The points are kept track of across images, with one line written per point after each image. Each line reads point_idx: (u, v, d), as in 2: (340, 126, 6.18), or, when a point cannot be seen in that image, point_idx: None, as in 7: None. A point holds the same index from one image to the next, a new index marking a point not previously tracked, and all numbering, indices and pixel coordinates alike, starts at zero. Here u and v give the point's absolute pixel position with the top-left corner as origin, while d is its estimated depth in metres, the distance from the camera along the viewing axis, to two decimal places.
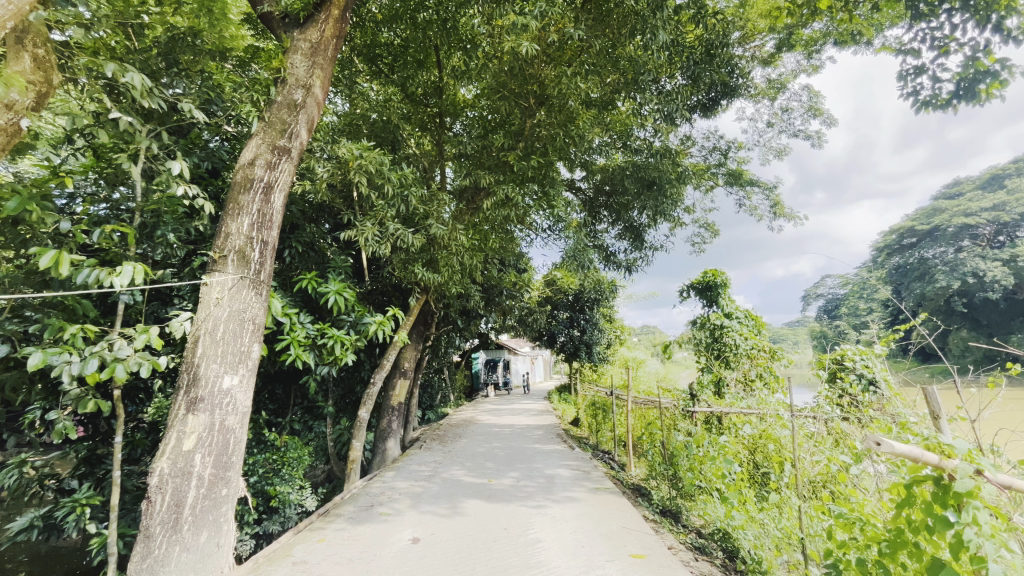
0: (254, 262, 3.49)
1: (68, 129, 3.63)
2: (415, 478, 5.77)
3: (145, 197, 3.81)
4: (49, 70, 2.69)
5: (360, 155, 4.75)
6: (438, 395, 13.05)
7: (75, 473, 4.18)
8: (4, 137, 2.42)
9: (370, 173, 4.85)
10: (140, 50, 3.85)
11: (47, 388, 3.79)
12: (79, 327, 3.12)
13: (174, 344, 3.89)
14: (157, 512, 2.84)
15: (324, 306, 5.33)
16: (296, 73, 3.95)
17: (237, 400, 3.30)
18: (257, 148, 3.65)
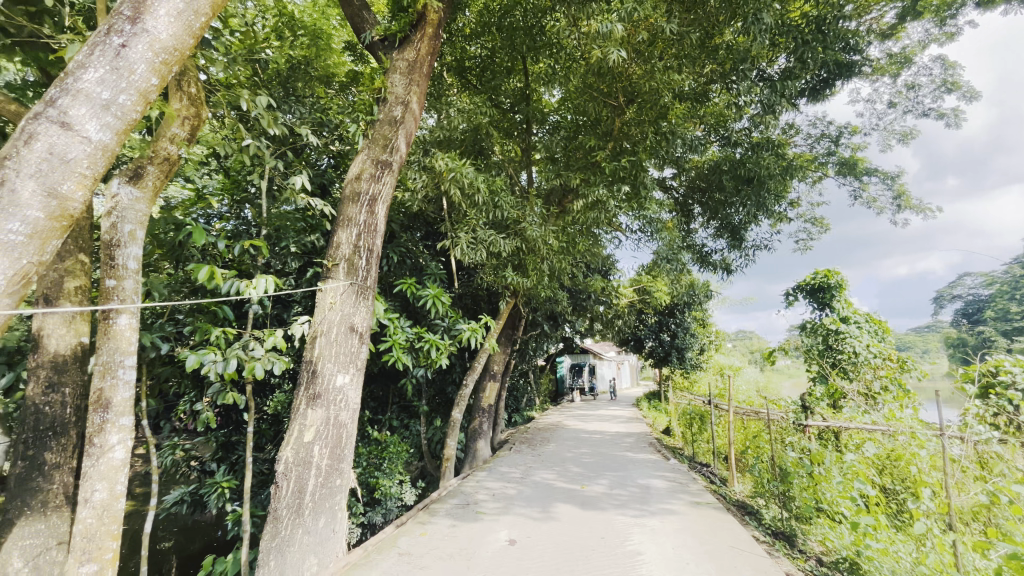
0: (362, 268, 3.75)
1: (209, 157, 4.17)
2: (507, 479, 5.85)
3: (270, 213, 4.27)
4: (202, 106, 3.12)
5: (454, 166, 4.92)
6: (524, 398, 13.15)
7: (214, 457, 4.77)
8: (166, 164, 2.83)
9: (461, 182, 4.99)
10: (265, 82, 4.34)
11: (193, 382, 4.37)
12: (221, 330, 3.55)
13: (294, 345, 4.29)
14: (284, 496, 3.16)
15: (420, 311, 5.60)
16: (395, 91, 4.20)
17: (348, 397, 3.55)
18: (363, 164, 3.93)
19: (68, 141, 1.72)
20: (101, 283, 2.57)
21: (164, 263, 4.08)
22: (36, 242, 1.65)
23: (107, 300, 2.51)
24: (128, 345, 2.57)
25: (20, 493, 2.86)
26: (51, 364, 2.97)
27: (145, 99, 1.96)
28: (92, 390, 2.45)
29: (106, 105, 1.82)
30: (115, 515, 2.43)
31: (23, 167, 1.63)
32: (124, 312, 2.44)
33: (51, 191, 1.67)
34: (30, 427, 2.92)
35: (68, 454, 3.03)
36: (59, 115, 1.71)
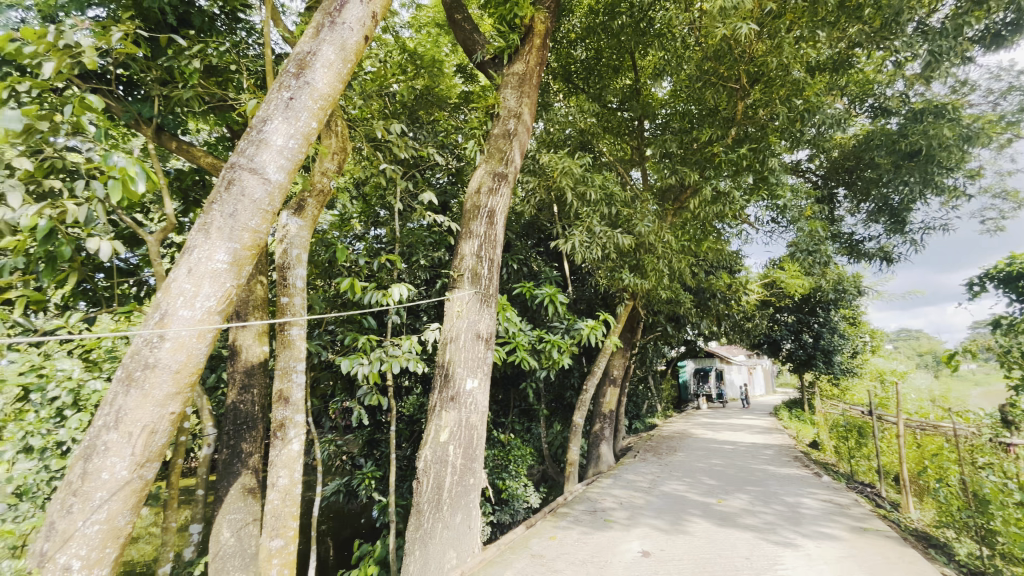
0: (485, 277, 3.93)
1: (351, 187, 4.73)
2: (633, 488, 5.67)
3: (403, 232, 4.70)
4: (347, 141, 3.54)
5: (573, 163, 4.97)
6: (645, 405, 12.65)
7: (362, 452, 5.34)
8: (321, 195, 3.27)
9: (572, 182, 4.99)
10: (393, 112, 4.79)
11: (345, 385, 4.95)
12: (368, 337, 3.96)
13: (427, 351, 4.64)
14: (426, 491, 3.44)
15: (539, 315, 5.69)
16: (508, 105, 4.36)
17: (478, 401, 3.71)
18: (482, 177, 4.14)
19: (256, 184, 2.07)
20: (279, 301, 3.06)
21: (320, 281, 4.69)
22: (235, 269, 2.02)
23: (282, 315, 2.96)
24: (299, 353, 2.99)
25: (226, 474, 3.47)
26: (243, 369, 3.57)
27: (308, 142, 2.28)
28: (275, 391, 2.91)
29: (280, 150, 2.15)
30: (295, 499, 2.83)
31: (226, 208, 2.00)
32: (295, 324, 2.86)
33: (245, 226, 2.03)
34: (231, 421, 3.54)
35: (257, 444, 3.61)
36: (249, 163, 2.07)
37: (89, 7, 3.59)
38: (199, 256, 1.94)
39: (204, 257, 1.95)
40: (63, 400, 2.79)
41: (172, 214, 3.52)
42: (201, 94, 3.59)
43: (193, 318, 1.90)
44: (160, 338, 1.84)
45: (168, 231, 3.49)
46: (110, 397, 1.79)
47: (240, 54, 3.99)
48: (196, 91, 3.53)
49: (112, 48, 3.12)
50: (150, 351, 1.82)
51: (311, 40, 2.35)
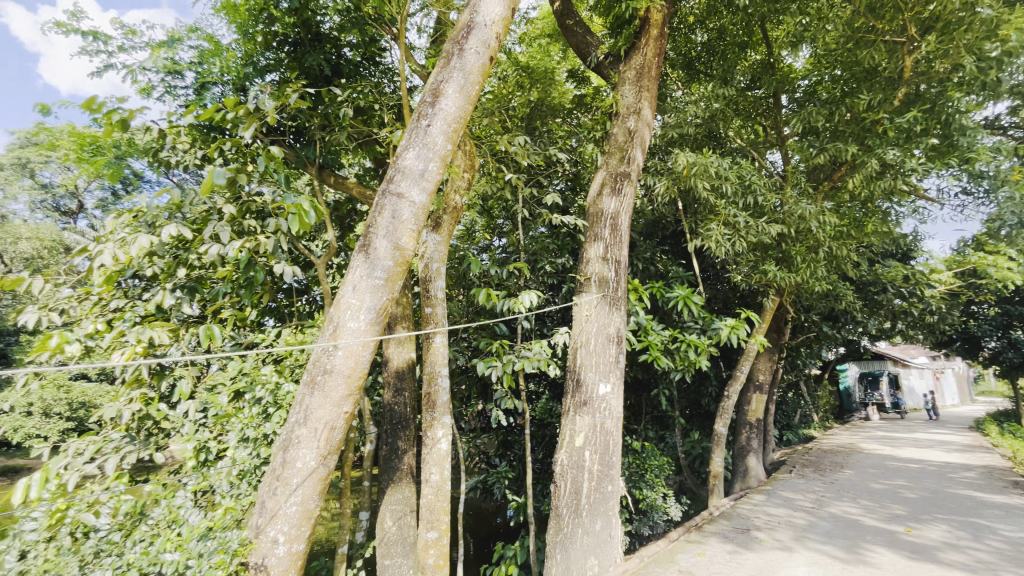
0: (612, 281, 3.85)
1: (477, 201, 5.00)
2: (792, 507, 5.05)
3: (529, 241, 4.83)
4: (475, 158, 3.75)
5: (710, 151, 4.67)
6: (798, 414, 11.21)
7: (498, 453, 5.55)
8: (454, 212, 3.52)
9: (705, 177, 4.70)
10: (513, 125, 4.96)
11: (480, 388, 5.21)
12: (502, 343, 4.12)
13: (557, 355, 4.69)
14: (564, 496, 3.47)
15: (670, 315, 5.41)
16: (626, 102, 4.22)
17: (612, 406, 3.63)
18: (603, 179, 4.09)
19: (403, 207, 2.29)
20: (423, 311, 3.35)
21: (454, 291, 5.02)
22: (390, 283, 2.25)
23: (427, 324, 3.25)
24: (443, 359, 3.24)
25: (386, 468, 3.87)
26: (395, 374, 3.98)
27: (444, 163, 2.46)
28: (425, 393, 3.21)
29: (422, 175, 2.36)
30: (446, 495, 3.04)
31: (380, 231, 2.25)
32: (438, 332, 3.09)
33: (395, 245, 2.26)
34: (388, 421, 3.94)
35: (411, 442, 3.96)
36: (396, 189, 2.31)
37: (266, 73, 4.31)
38: (361, 274, 2.22)
39: (365, 274, 2.21)
40: (266, 400, 3.31)
41: (334, 239, 4.07)
42: (351, 133, 4.10)
43: (359, 329, 2.16)
44: (334, 347, 2.13)
45: (332, 254, 4.05)
46: (299, 398, 2.12)
47: (380, 92, 4.46)
48: (347, 131, 4.05)
49: (286, 105, 3.72)
50: (327, 359, 2.12)
51: (442, 70, 2.54)
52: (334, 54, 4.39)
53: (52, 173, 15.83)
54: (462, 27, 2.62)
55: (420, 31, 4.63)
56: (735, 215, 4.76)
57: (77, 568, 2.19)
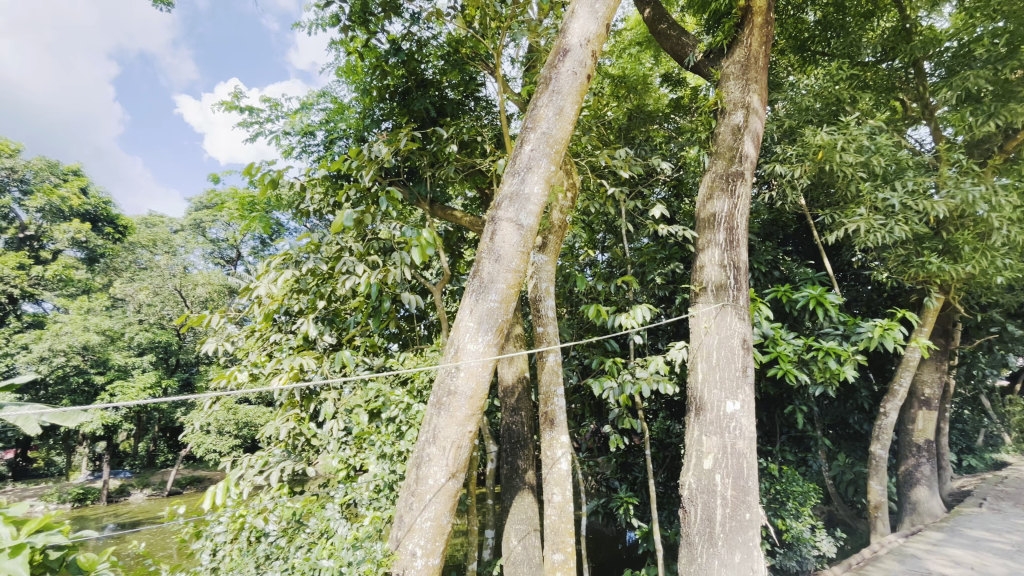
0: (732, 288, 3.57)
1: (580, 218, 5.01)
2: (987, 550, 4.16)
3: (636, 254, 4.70)
4: (577, 176, 3.76)
5: (838, 135, 4.19)
6: (982, 436, 9.25)
7: (616, 475, 5.36)
8: (558, 231, 3.57)
9: (847, 158, 4.21)
10: (609, 138, 4.89)
11: (593, 407, 5.12)
12: (615, 360, 4.02)
13: (675, 370, 4.44)
14: (694, 522, 3.27)
15: (803, 322, 4.85)
16: (732, 98, 3.96)
17: (743, 424, 3.32)
18: (713, 182, 3.85)
19: (512, 232, 2.36)
20: (535, 331, 3.42)
21: (562, 310, 5.03)
22: (503, 305, 2.32)
23: (540, 343, 3.31)
24: (557, 377, 3.25)
25: (508, 487, 3.94)
26: (510, 394, 4.07)
27: (548, 184, 2.50)
28: (542, 413, 3.24)
29: (528, 199, 2.41)
30: (569, 516, 3.01)
31: (492, 256, 2.35)
32: (551, 351, 3.13)
33: (507, 267, 2.33)
34: (507, 440, 4.03)
35: (530, 462, 3.98)
36: (505, 214, 2.39)
37: (381, 124, 4.80)
38: (478, 298, 2.32)
39: (479, 298, 2.31)
40: (400, 419, 3.55)
41: (447, 266, 4.33)
42: (457, 166, 4.38)
43: (478, 350, 2.26)
44: (456, 368, 2.24)
45: (446, 281, 4.30)
46: (428, 418, 2.26)
47: (481, 125, 4.70)
48: (454, 165, 4.32)
49: (400, 148, 4.08)
50: (451, 380, 2.23)
51: (542, 96, 2.58)
52: (438, 96, 4.74)
53: (219, 230, 19.04)
54: (558, 50, 2.64)
55: (513, 62, 4.83)
56: (888, 199, 4.20)
57: (254, 567, 2.53)
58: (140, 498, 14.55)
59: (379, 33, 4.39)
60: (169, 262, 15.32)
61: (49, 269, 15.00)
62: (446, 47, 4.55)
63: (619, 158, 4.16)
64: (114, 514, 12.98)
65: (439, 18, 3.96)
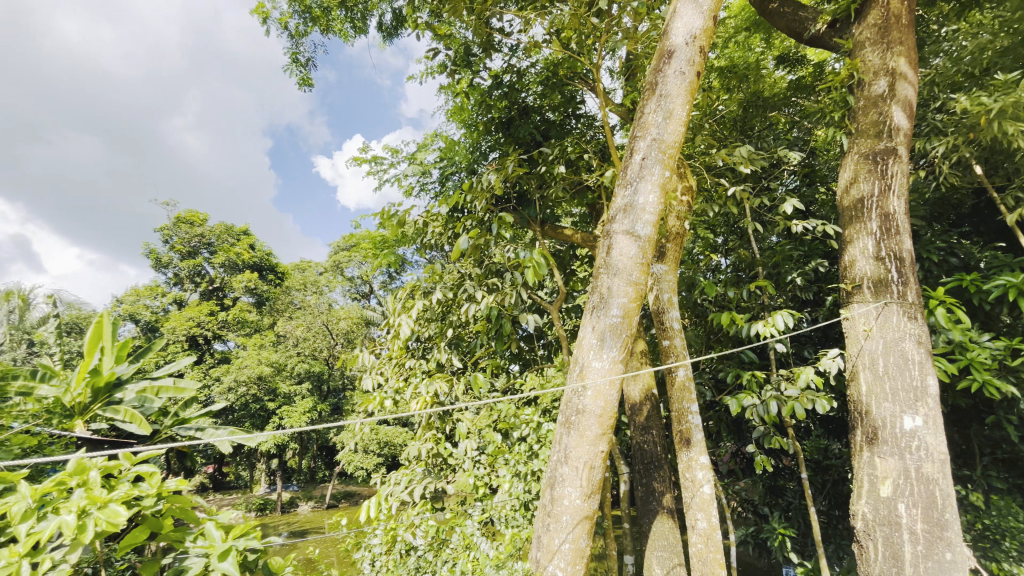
0: (896, 283, 3.05)
1: (698, 222, 4.72)
2: None
3: (769, 254, 4.27)
4: (692, 178, 3.56)
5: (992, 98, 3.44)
6: None
7: (766, 501, 4.82)
8: (677, 237, 3.41)
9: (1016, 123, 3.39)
10: (724, 133, 4.57)
11: (732, 425, 4.70)
12: (754, 373, 3.65)
13: (830, 382, 3.90)
14: (875, 560, 2.81)
15: (1000, 318, 3.97)
16: (871, 67, 3.46)
17: (929, 445, 2.77)
18: (856, 164, 3.38)
19: (630, 244, 2.30)
20: (661, 346, 3.27)
21: (688, 321, 4.74)
22: (626, 320, 2.26)
23: (668, 357, 3.15)
24: (690, 394, 3.05)
25: (646, 510, 3.75)
26: (639, 411, 3.92)
27: (663, 191, 2.39)
28: (677, 432, 3.05)
29: (643, 209, 2.33)
30: (717, 545, 2.76)
31: (610, 271, 2.30)
32: (680, 365, 2.96)
33: (627, 281, 2.27)
34: (640, 460, 3.85)
35: (667, 484, 3.75)
36: (620, 228, 2.33)
37: (491, 155, 5.05)
38: (599, 315, 2.28)
39: (602, 315, 2.28)
40: (531, 438, 3.58)
41: (562, 284, 4.34)
42: (565, 185, 4.41)
43: (604, 367, 2.21)
44: (583, 387, 2.22)
45: (563, 299, 4.29)
46: (558, 438, 2.27)
47: (584, 142, 4.70)
48: (562, 184, 4.37)
49: (510, 176, 4.24)
50: (578, 399, 2.21)
51: (648, 102, 2.49)
52: (539, 120, 4.86)
53: (355, 269, 21.41)
54: (663, 53, 2.53)
55: (612, 74, 4.79)
56: None
57: None
58: (306, 509, 16.60)
59: (481, 71, 4.65)
60: (317, 300, 17.57)
61: (231, 313, 18.14)
62: (544, 72, 4.65)
63: (741, 158, 3.80)
64: (287, 522, 14.98)
65: (535, 46, 4.07)
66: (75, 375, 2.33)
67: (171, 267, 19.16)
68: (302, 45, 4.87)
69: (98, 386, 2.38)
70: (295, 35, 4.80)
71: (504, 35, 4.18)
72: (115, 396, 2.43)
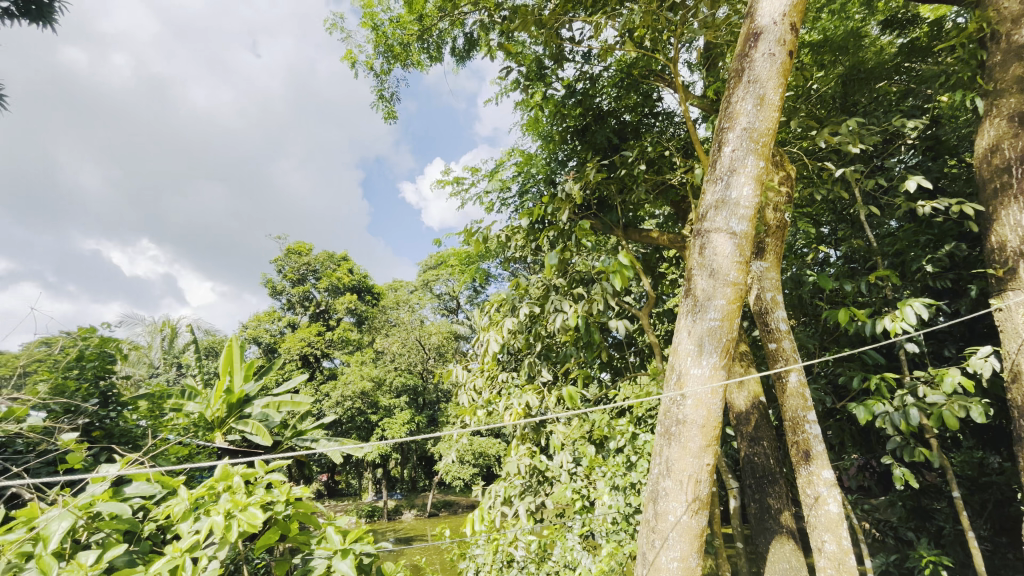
0: None
1: (800, 212, 4.32)
2: None
3: (891, 241, 3.79)
4: (790, 166, 3.28)
5: None
6: None
7: (909, 524, 4.21)
8: (777, 231, 3.15)
9: None
10: (825, 113, 4.16)
11: (858, 435, 4.19)
12: (882, 376, 3.23)
13: (982, 385, 3.33)
14: None
15: None
16: (1009, 14, 2.97)
17: None
18: (998, 129, 2.91)
19: (724, 243, 2.16)
20: (767, 349, 3.02)
21: (796, 321, 4.33)
22: (726, 323, 2.11)
23: (776, 361, 2.91)
24: (805, 401, 2.77)
25: (762, 530, 3.44)
26: (747, 420, 3.64)
27: (760, 182, 2.22)
28: (792, 444, 2.79)
29: (737, 202, 2.18)
30: (852, 571, 2.45)
31: (703, 272, 2.18)
32: (791, 369, 2.71)
33: (724, 281, 2.13)
34: (751, 474, 3.56)
35: (785, 501, 3.41)
36: (712, 226, 2.21)
37: (569, 164, 5.05)
38: (695, 319, 2.17)
39: (697, 319, 2.16)
40: (628, 449, 3.42)
41: (651, 289, 4.18)
42: (648, 186, 4.26)
43: (703, 374, 2.09)
44: (682, 396, 2.11)
45: (652, 304, 4.12)
46: (658, 449, 2.17)
47: (666, 140, 4.53)
48: (645, 186, 4.22)
49: (590, 183, 4.18)
50: (678, 409, 2.11)
51: (734, 90, 2.33)
52: (616, 124, 4.76)
53: (442, 286, 22.42)
54: (749, 36, 2.35)
55: (691, 67, 4.59)
56: None
57: None
58: (411, 517, 17.45)
59: (554, 83, 4.69)
60: (410, 318, 18.59)
61: (336, 333, 19.66)
62: (618, 75, 4.57)
63: (848, 135, 3.43)
64: (394, 529, 15.84)
65: (608, 49, 4.02)
66: (214, 393, 2.68)
67: (284, 294, 21.29)
68: (386, 82, 5.24)
69: (231, 402, 2.71)
70: (380, 73, 5.18)
71: (575, 44, 4.18)
72: (244, 410, 2.74)
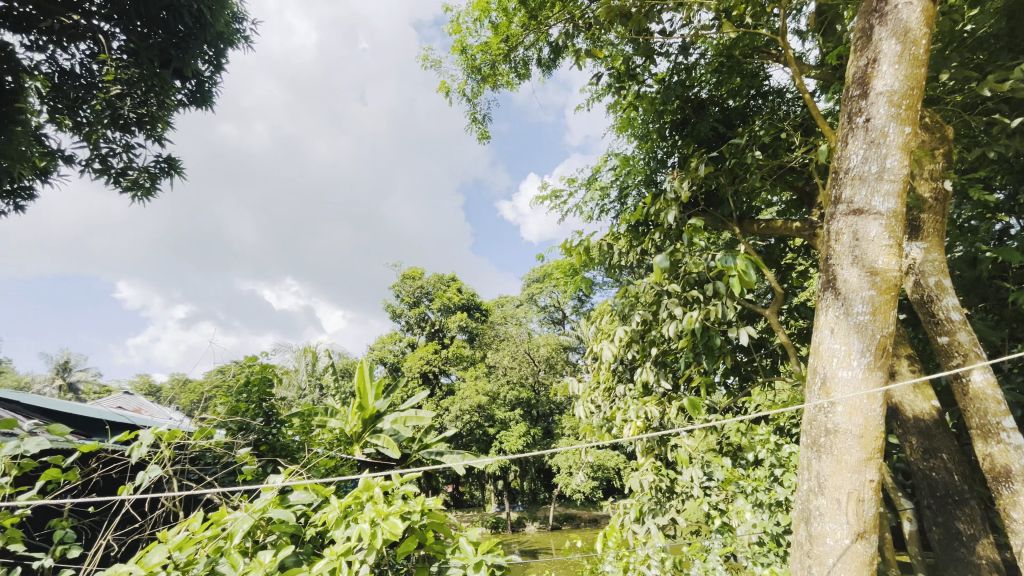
0: None
1: (964, 178, 3.63)
2: None
3: None
4: (945, 126, 2.78)
5: None
6: None
7: None
8: (937, 203, 2.67)
9: None
10: (985, 58, 3.47)
11: None
12: None
13: None
14: None
15: None
16: None
17: None
18: None
19: (866, 226, 1.89)
20: (937, 343, 2.56)
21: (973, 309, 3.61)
22: (880, 317, 1.82)
23: (951, 358, 2.45)
24: (998, 405, 2.28)
25: (952, 561, 2.89)
26: (917, 429, 3.10)
27: (907, 150, 1.90)
28: (983, 457, 2.32)
29: (880, 176, 1.90)
30: None
31: (844, 261, 1.93)
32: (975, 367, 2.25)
33: (871, 269, 1.85)
34: (929, 493, 3.03)
35: (980, 526, 2.83)
36: (850, 209, 1.94)
37: (670, 160, 4.82)
38: (838, 314, 1.92)
39: (841, 314, 1.91)
40: (770, 462, 3.10)
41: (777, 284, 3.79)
42: (763, 172, 3.89)
43: (856, 377, 1.83)
44: (831, 402, 1.87)
45: (781, 301, 3.72)
46: (807, 463, 1.94)
47: (779, 119, 4.12)
48: (761, 173, 3.87)
49: (696, 177, 3.94)
50: (826, 417, 1.87)
51: (861, 52, 2.04)
52: (719, 111, 4.44)
53: (547, 299, 22.71)
54: None
55: (802, 36, 4.16)
56: None
57: None
58: (534, 529, 17.61)
59: (647, 79, 4.52)
60: (518, 332, 19.06)
61: (451, 350, 20.65)
62: (716, 59, 4.28)
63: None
64: (518, 541, 16.09)
65: (703, 34, 3.79)
66: (350, 411, 3.00)
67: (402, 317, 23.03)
68: (478, 106, 5.49)
69: (365, 417, 3.01)
70: (472, 98, 5.45)
71: (666, 35, 4.00)
72: (376, 426, 3.01)
